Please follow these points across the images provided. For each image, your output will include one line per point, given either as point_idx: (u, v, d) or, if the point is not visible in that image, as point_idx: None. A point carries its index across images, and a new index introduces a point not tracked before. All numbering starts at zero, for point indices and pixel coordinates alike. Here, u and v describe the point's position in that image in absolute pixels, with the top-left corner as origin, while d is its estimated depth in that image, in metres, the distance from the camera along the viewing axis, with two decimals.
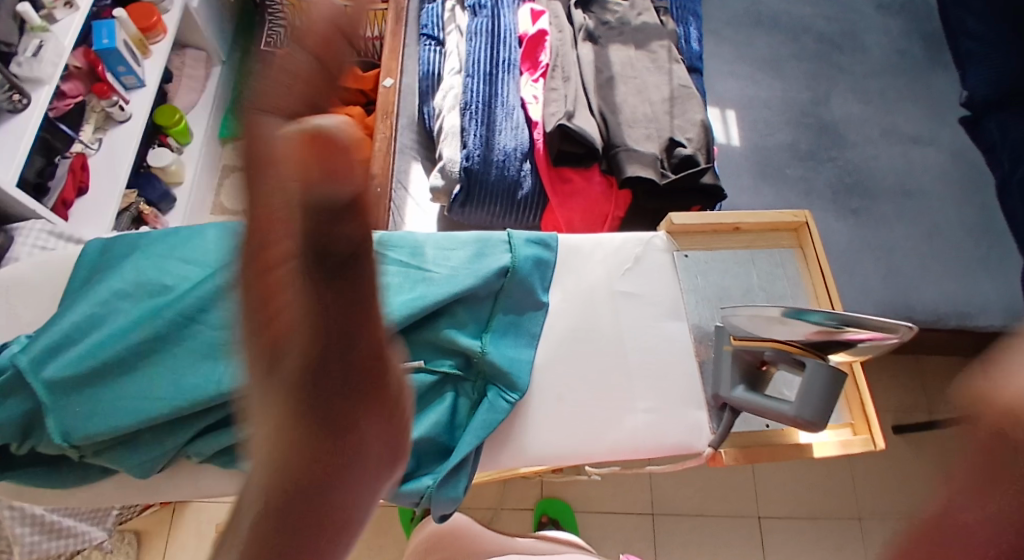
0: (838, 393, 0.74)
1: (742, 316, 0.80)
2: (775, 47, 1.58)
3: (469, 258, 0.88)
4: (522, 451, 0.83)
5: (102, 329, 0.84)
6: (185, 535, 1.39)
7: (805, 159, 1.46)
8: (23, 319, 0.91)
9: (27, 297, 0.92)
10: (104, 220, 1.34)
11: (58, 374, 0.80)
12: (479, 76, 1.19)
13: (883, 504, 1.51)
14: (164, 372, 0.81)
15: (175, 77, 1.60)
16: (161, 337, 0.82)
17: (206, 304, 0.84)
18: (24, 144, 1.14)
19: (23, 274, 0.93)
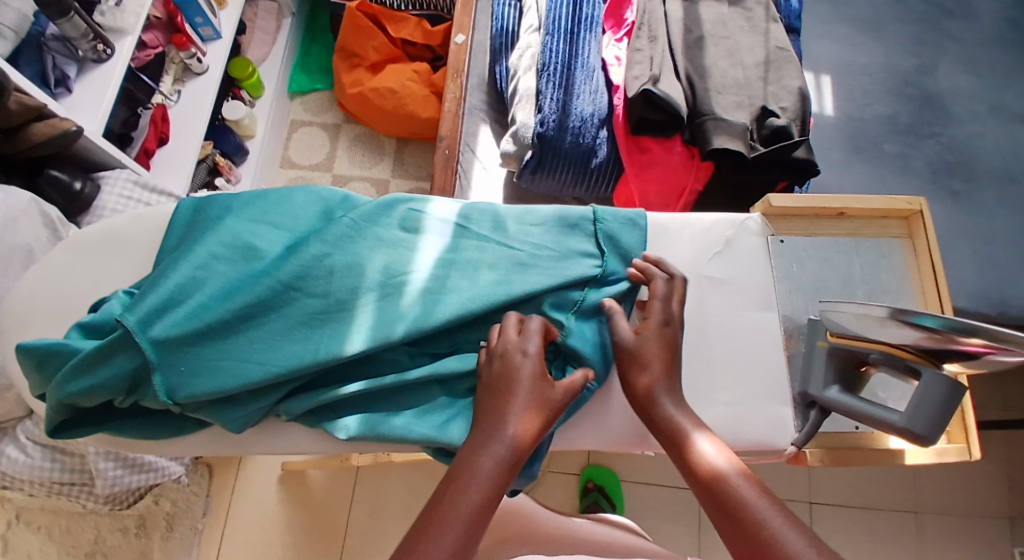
0: (956, 408, 0.66)
1: (846, 313, 0.72)
2: (878, 8, 1.44)
3: (557, 236, 0.84)
4: (595, 433, 0.81)
5: (202, 289, 0.80)
6: (254, 470, 1.40)
7: (904, 134, 1.34)
8: (119, 274, 0.87)
9: (123, 251, 0.88)
10: (183, 173, 1.33)
11: (164, 334, 0.77)
12: (559, 34, 1.12)
13: (943, 501, 1.39)
14: (261, 337, 0.80)
15: (248, 30, 1.56)
16: (260, 303, 0.80)
17: (302, 272, 0.81)
18: (110, 94, 1.13)
19: (122, 225, 0.89)
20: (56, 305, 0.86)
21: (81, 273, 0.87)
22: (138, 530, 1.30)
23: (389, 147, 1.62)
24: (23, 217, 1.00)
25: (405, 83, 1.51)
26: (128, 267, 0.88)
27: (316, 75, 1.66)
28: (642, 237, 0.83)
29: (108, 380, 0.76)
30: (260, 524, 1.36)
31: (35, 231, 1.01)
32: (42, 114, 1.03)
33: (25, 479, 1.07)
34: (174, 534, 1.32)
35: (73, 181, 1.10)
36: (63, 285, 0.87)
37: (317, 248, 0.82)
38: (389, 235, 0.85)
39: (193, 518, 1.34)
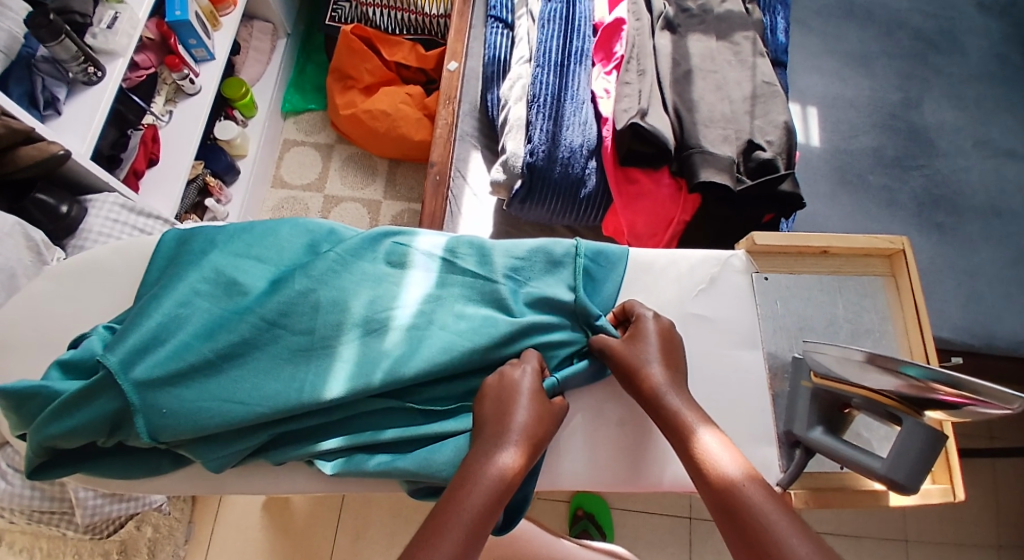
0: (936, 457, 0.68)
1: (829, 355, 0.72)
2: (866, 42, 1.46)
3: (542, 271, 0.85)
4: (578, 470, 0.82)
5: (186, 327, 0.80)
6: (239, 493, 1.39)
7: (890, 167, 1.36)
8: (98, 305, 0.87)
9: (103, 282, 0.88)
10: (171, 195, 1.32)
11: (146, 375, 0.77)
12: (548, 66, 1.13)
13: (930, 531, 1.40)
14: (244, 374, 0.80)
15: (242, 49, 1.57)
16: (244, 341, 0.81)
17: (286, 310, 0.82)
18: (99, 116, 1.13)
19: (102, 257, 0.89)
20: (41, 334, 0.86)
21: (61, 304, 0.87)
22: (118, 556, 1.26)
23: (381, 168, 1.62)
24: (7, 239, 0.99)
25: (398, 106, 1.51)
26: (107, 298, 0.88)
27: (310, 96, 1.67)
28: (621, 278, 0.85)
29: (90, 422, 0.76)
30: (244, 547, 1.35)
31: (18, 254, 1.00)
32: (30, 136, 1.03)
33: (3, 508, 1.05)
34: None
35: (60, 204, 1.10)
36: (42, 318, 0.87)
37: (300, 286, 0.83)
38: (373, 271, 0.86)
39: (176, 544, 1.33)
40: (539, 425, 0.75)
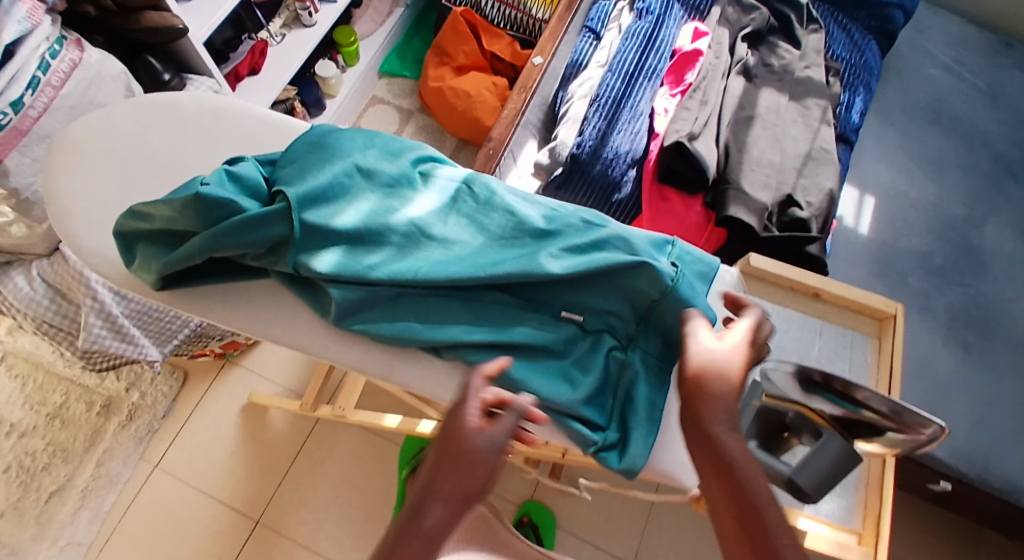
0: (845, 473, 0.71)
1: (777, 371, 0.73)
2: (943, 151, 1.45)
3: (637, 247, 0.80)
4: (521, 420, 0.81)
5: (353, 192, 0.81)
6: (222, 390, 1.48)
7: (934, 275, 1.34)
8: (157, 142, 0.88)
9: (171, 123, 0.89)
10: (264, 98, 1.43)
11: (314, 217, 0.78)
12: (618, 73, 1.18)
13: None
14: (369, 250, 0.79)
15: (362, 6, 1.69)
16: (379, 222, 0.80)
17: (434, 208, 0.82)
18: (222, 12, 1.23)
19: (183, 102, 0.90)
20: (99, 136, 0.87)
21: (132, 127, 0.88)
22: (102, 408, 1.44)
23: (449, 143, 1.70)
24: (109, 82, 1.10)
25: (480, 90, 1.60)
26: (169, 138, 0.88)
27: (408, 64, 1.78)
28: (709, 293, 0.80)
29: (228, 244, 0.76)
30: (212, 439, 1.43)
31: (115, 97, 1.11)
32: (158, 5, 1.13)
33: (20, 310, 1.14)
34: (131, 425, 1.43)
35: (163, 71, 1.20)
36: (110, 128, 0.88)
37: (448, 193, 0.84)
38: (510, 198, 0.84)
39: (153, 416, 1.44)
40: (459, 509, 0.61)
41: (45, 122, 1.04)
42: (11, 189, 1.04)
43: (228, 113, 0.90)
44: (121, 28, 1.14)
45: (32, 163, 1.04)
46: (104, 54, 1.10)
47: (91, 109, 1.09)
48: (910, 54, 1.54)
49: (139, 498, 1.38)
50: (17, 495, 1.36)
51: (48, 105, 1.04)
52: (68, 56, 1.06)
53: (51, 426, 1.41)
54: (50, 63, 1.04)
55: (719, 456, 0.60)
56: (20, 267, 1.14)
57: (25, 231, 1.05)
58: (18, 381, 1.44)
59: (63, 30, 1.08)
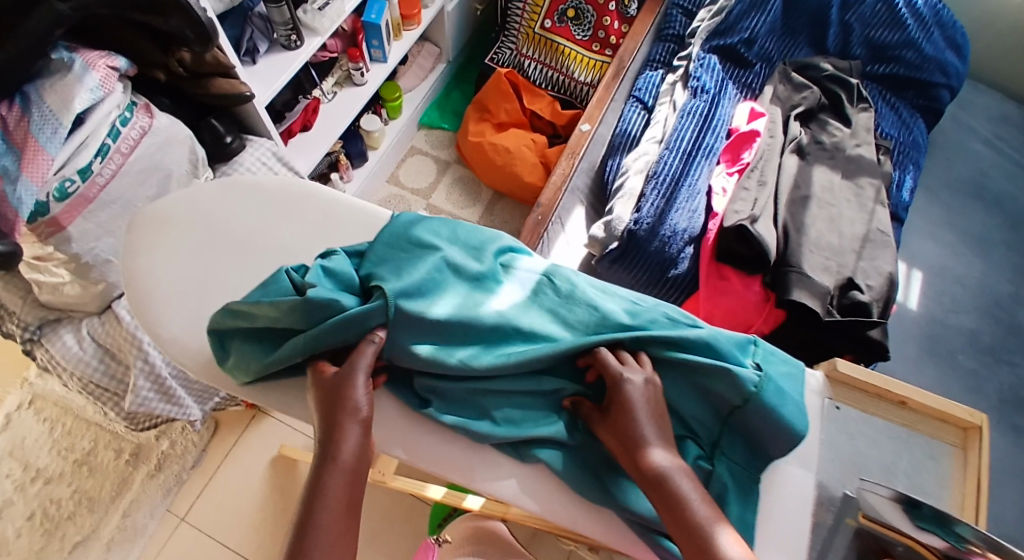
0: None
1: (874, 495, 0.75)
2: (988, 228, 1.45)
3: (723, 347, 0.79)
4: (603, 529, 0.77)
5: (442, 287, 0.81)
6: (253, 441, 1.40)
7: (983, 353, 1.32)
8: (240, 226, 0.90)
9: (255, 207, 0.92)
10: (314, 157, 1.44)
11: (405, 310, 0.77)
12: (676, 151, 1.17)
13: None
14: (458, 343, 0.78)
15: (408, 62, 1.70)
16: (466, 312, 0.79)
17: (519, 302, 0.82)
18: (285, 75, 1.26)
19: (267, 186, 0.93)
20: (183, 219, 0.91)
21: (219, 208, 0.91)
22: (131, 457, 1.36)
23: (486, 194, 1.69)
24: (177, 146, 1.13)
25: (521, 147, 1.59)
26: (252, 221, 0.91)
27: (447, 116, 1.78)
28: (797, 403, 0.78)
29: (322, 338, 0.77)
30: (240, 492, 1.35)
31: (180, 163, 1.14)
32: (228, 73, 1.16)
33: (67, 370, 1.14)
34: (160, 474, 1.35)
35: (226, 134, 1.24)
36: (194, 211, 0.91)
37: (530, 285, 0.84)
38: (590, 290, 0.84)
39: (182, 466, 1.35)
40: (360, 458, 0.71)
41: (113, 186, 1.07)
42: (73, 254, 1.06)
43: (309, 196, 0.93)
44: (190, 92, 1.19)
45: (95, 229, 1.06)
46: (171, 119, 1.14)
47: (157, 173, 1.11)
48: (953, 128, 1.56)
49: (165, 549, 1.29)
50: (40, 543, 1.28)
51: (117, 171, 1.07)
52: (138, 123, 1.09)
53: (78, 474, 1.33)
54: (120, 130, 1.06)
55: (653, 475, 0.70)
56: (69, 325, 1.14)
57: (80, 290, 1.10)
58: (47, 424, 1.37)
59: (133, 95, 1.11)
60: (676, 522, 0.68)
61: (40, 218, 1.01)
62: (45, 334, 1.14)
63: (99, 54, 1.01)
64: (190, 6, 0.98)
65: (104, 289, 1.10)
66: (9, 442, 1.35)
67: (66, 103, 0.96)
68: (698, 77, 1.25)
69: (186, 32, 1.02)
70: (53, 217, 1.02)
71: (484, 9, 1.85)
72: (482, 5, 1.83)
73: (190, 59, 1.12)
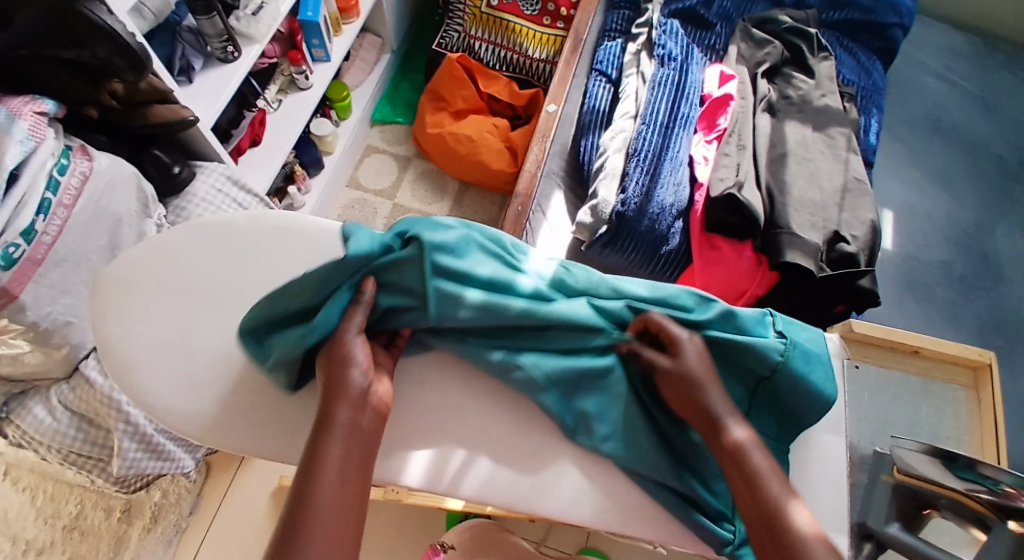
0: None
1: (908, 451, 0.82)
2: (948, 160, 1.49)
3: (748, 324, 0.81)
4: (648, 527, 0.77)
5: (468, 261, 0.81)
6: (250, 477, 1.36)
7: (958, 284, 1.37)
8: (214, 268, 0.85)
9: (230, 247, 0.86)
10: (268, 171, 1.36)
11: (435, 284, 0.78)
12: (654, 125, 1.17)
13: None
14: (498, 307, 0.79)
15: (351, 57, 1.63)
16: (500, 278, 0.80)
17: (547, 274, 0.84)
18: (226, 93, 1.17)
19: (239, 222, 0.87)
20: (154, 275, 0.85)
21: (190, 258, 0.85)
22: (123, 514, 1.26)
23: (451, 188, 1.65)
24: (123, 187, 1.06)
25: (483, 133, 1.55)
26: (230, 264, 0.85)
27: (399, 110, 1.72)
28: (824, 367, 0.80)
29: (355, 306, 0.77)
30: (245, 529, 1.32)
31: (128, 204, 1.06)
32: (165, 98, 1.07)
33: (44, 446, 1.10)
34: (157, 527, 1.28)
35: (173, 164, 1.17)
36: (165, 264, 0.85)
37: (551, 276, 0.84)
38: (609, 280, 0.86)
39: (179, 514, 1.31)
40: (357, 425, 0.71)
41: (60, 244, 0.99)
42: (29, 323, 0.98)
43: (286, 227, 0.87)
44: (125, 124, 1.09)
45: (49, 291, 0.99)
46: (112, 157, 1.06)
47: (106, 219, 1.04)
48: (906, 66, 1.59)
49: None
50: None
51: (62, 226, 0.99)
52: (78, 169, 1.00)
53: (71, 541, 1.21)
54: (59, 180, 0.98)
55: (733, 447, 0.73)
56: (37, 396, 1.09)
57: (41, 357, 1.04)
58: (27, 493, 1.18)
59: (66, 138, 1.02)
60: (749, 486, 0.71)
61: None
62: (12, 410, 1.09)
63: (23, 100, 0.94)
64: (117, 33, 0.90)
65: (69, 352, 1.04)
66: None
67: None
68: (663, 45, 1.25)
69: (116, 61, 0.93)
70: (3, 287, 0.93)
71: None
72: None
73: (123, 89, 1.03)
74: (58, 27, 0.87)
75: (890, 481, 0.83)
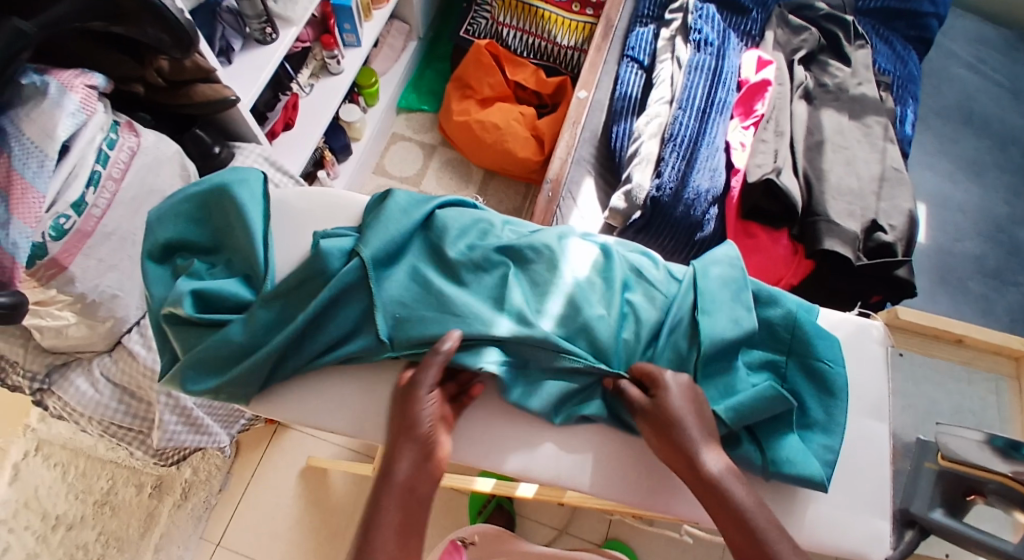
0: None
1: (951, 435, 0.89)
2: (980, 151, 1.47)
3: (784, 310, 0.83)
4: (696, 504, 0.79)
5: (420, 243, 0.86)
6: (277, 459, 1.36)
7: (991, 277, 1.35)
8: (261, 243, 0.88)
9: (276, 223, 0.88)
10: (303, 155, 1.37)
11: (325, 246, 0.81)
12: (690, 110, 1.16)
13: None
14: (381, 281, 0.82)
15: (379, 44, 1.62)
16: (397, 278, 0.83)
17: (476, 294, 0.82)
18: (266, 74, 1.18)
19: (287, 201, 0.90)
20: (206, 241, 0.86)
21: None
22: (153, 489, 1.30)
23: (475, 176, 1.65)
24: (167, 164, 1.06)
25: (510, 122, 1.54)
26: (284, 239, 0.88)
27: (426, 97, 1.72)
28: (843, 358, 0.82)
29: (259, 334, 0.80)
30: (272, 509, 1.33)
31: (172, 180, 1.07)
32: (208, 77, 1.08)
33: (86, 416, 1.09)
34: (186, 504, 1.30)
35: (213, 144, 1.18)
36: (214, 230, 0.86)
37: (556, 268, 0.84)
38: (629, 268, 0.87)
39: (209, 492, 1.32)
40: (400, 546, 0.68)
41: (109, 218, 1.01)
42: (77, 294, 0.99)
43: (338, 206, 0.90)
44: (170, 104, 1.12)
45: (97, 264, 1.00)
46: (157, 135, 1.07)
47: (151, 196, 1.05)
48: (937, 56, 1.57)
49: None
50: None
51: (111, 200, 1.01)
52: (126, 144, 1.02)
53: (101, 516, 1.28)
54: (108, 154, 0.99)
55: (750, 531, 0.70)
56: (79, 368, 1.08)
57: (85, 331, 1.02)
58: (58, 470, 1.29)
59: (113, 113, 1.03)
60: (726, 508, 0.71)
61: (39, 261, 0.94)
62: (55, 382, 1.07)
63: (73, 73, 0.94)
64: (165, 10, 0.90)
65: (112, 326, 1.04)
66: (19, 494, 1.26)
67: (49, 132, 0.89)
68: (699, 30, 1.25)
69: (162, 37, 0.93)
70: (53, 258, 0.95)
71: None
72: None
73: (169, 67, 1.05)
74: (108, 7, 0.87)
75: (933, 468, 0.91)
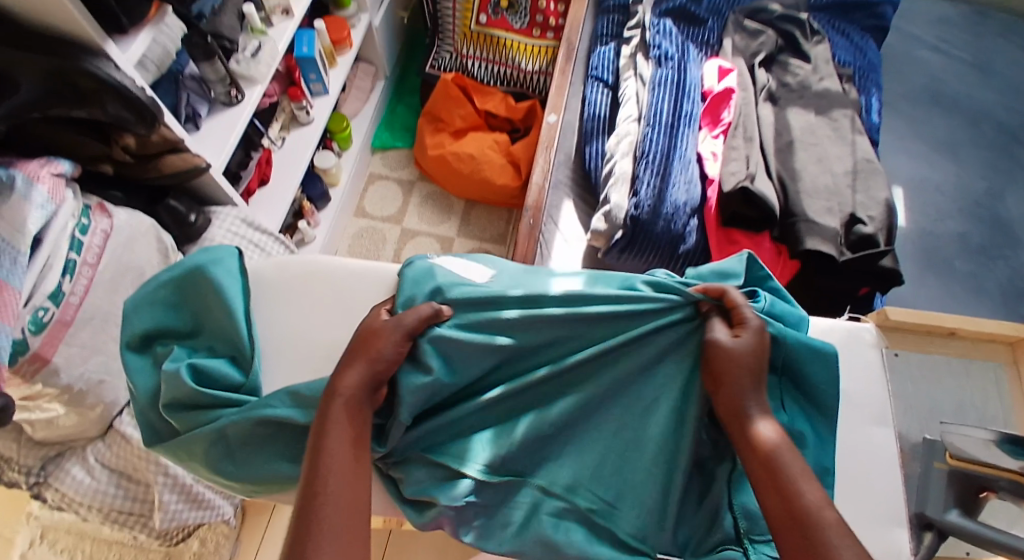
0: None
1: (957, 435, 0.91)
2: (950, 129, 1.49)
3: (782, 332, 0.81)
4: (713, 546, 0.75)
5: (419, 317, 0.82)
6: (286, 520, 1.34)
7: (976, 254, 1.36)
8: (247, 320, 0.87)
9: (261, 298, 0.87)
10: (280, 210, 1.35)
11: None
12: (658, 127, 1.17)
13: None
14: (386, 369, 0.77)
15: (346, 88, 1.62)
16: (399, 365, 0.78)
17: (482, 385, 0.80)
18: (235, 136, 1.17)
19: (266, 273, 0.88)
20: (185, 325, 0.84)
21: None
22: None
23: (458, 206, 1.65)
24: (142, 240, 1.05)
25: (485, 150, 1.55)
26: (264, 314, 0.87)
27: (398, 134, 1.72)
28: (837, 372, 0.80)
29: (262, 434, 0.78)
30: None
31: (149, 258, 1.06)
32: (177, 148, 1.07)
33: (85, 505, 1.06)
34: None
35: (188, 212, 1.16)
36: (194, 313, 0.84)
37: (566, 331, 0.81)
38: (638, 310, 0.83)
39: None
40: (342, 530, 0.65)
41: (88, 303, 0.99)
42: (63, 386, 0.97)
43: (317, 272, 0.89)
44: (139, 177, 1.10)
45: (80, 350, 0.97)
46: (129, 211, 1.06)
47: (129, 274, 1.03)
48: (897, 40, 1.59)
49: None
50: None
51: (89, 284, 0.99)
52: (99, 228, 1.01)
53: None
54: (81, 240, 0.98)
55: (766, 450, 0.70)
56: (73, 457, 1.06)
57: (76, 419, 1.01)
58: (65, 556, 1.26)
59: (82, 197, 1.02)
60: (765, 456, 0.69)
61: (22, 357, 0.92)
62: (51, 473, 1.05)
63: (40, 163, 0.94)
64: (126, 88, 0.90)
65: (103, 412, 1.02)
66: None
67: (18, 226, 0.88)
68: (659, 46, 1.26)
69: (125, 114, 0.92)
70: (34, 351, 0.93)
71: (408, 16, 1.80)
72: (407, 12, 1.77)
73: (135, 143, 1.04)
74: (67, 90, 0.87)
75: (943, 467, 0.92)
